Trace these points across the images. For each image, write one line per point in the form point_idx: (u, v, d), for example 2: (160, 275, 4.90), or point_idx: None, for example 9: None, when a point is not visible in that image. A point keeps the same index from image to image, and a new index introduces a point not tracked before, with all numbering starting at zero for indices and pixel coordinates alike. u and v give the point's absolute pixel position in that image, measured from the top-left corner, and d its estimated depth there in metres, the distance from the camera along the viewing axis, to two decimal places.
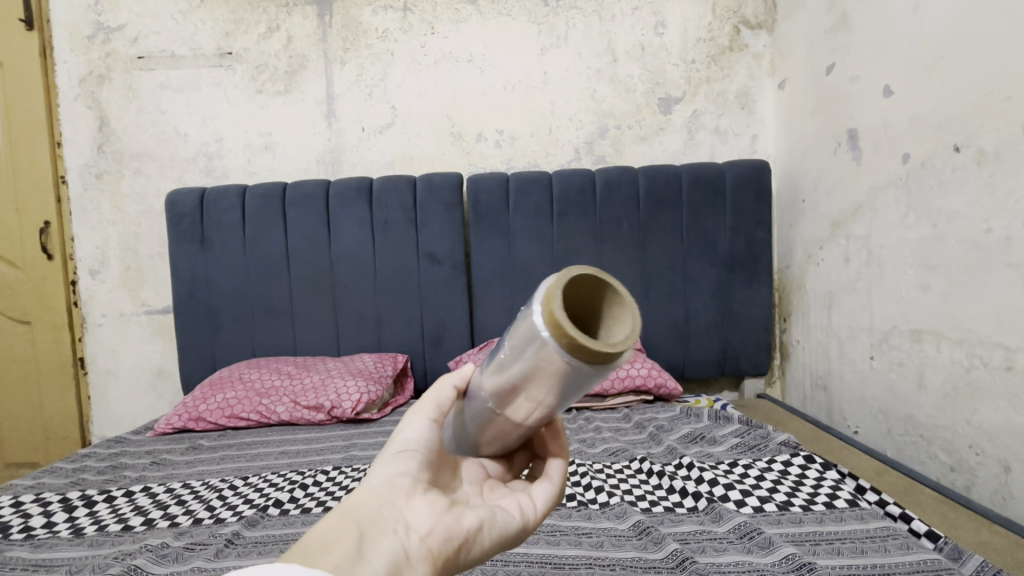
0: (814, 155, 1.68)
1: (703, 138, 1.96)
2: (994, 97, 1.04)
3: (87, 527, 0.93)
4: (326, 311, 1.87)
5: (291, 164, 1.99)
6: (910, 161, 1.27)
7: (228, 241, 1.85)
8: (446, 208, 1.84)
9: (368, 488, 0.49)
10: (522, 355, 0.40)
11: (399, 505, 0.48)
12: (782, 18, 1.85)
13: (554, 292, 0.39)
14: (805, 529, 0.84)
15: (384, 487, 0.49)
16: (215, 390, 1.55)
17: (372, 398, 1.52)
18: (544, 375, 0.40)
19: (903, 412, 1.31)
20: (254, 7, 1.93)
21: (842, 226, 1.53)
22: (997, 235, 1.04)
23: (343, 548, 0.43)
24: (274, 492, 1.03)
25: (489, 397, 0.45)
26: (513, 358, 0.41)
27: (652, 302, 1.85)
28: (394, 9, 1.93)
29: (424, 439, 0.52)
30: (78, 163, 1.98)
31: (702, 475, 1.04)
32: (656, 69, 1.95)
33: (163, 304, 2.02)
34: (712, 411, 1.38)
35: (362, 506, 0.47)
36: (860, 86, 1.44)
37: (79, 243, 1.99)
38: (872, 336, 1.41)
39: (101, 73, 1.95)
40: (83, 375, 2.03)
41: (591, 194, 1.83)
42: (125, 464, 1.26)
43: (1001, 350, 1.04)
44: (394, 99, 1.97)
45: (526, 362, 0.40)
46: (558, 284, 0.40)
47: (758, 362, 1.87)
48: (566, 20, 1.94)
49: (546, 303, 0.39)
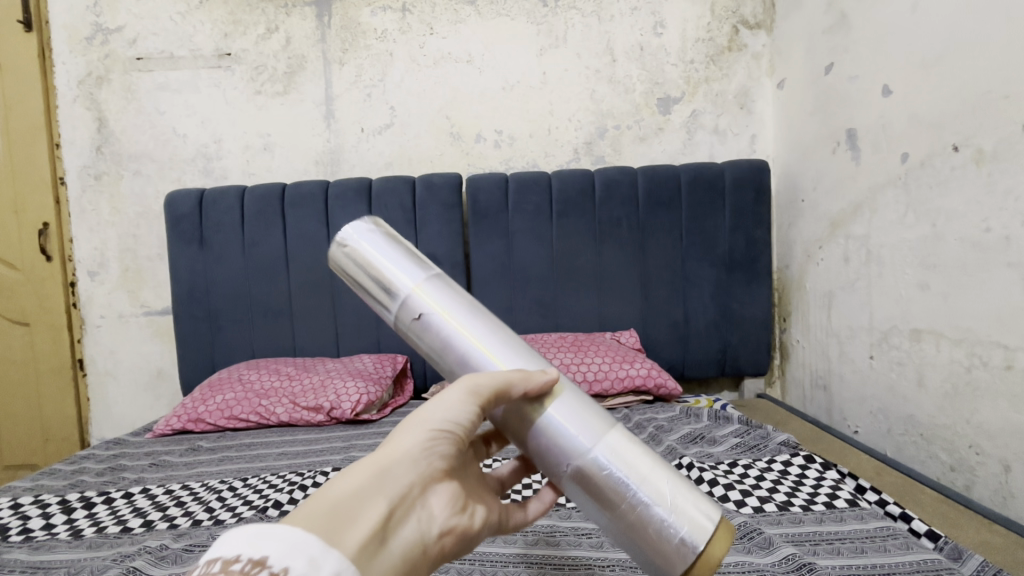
0: (813, 155, 1.67)
1: (702, 138, 1.96)
2: (993, 96, 1.04)
3: (86, 529, 0.93)
4: (326, 312, 1.86)
5: (291, 165, 1.99)
6: (909, 161, 1.26)
7: (227, 242, 1.85)
8: (445, 208, 1.84)
9: (402, 457, 0.48)
10: (649, 540, 0.45)
11: (425, 484, 0.48)
12: (781, 18, 1.85)
13: (707, 552, 0.45)
14: (805, 529, 0.84)
15: (416, 464, 0.48)
16: (215, 391, 1.54)
17: (371, 399, 1.52)
18: (636, 545, 0.46)
19: (903, 411, 1.31)
20: (253, 8, 1.94)
21: (841, 226, 1.53)
22: (996, 235, 1.04)
23: (371, 524, 0.43)
24: (274, 493, 1.03)
25: (581, 471, 0.47)
26: (635, 522, 0.46)
27: (652, 302, 1.85)
28: (392, 10, 1.93)
29: (463, 424, 0.50)
30: (77, 164, 1.97)
31: (702, 475, 1.03)
32: (655, 69, 1.95)
33: (162, 305, 2.02)
34: (712, 411, 1.38)
35: (394, 479, 0.46)
36: (859, 85, 1.44)
37: (78, 244, 1.99)
38: (872, 335, 1.41)
39: (99, 75, 1.95)
40: (83, 376, 2.03)
41: (590, 194, 1.83)
42: (124, 465, 1.25)
43: (1001, 349, 1.04)
44: (393, 100, 1.97)
45: (637, 520, 0.46)
46: (719, 547, 0.45)
47: (758, 362, 1.87)
48: (564, 21, 1.94)
49: (693, 556, 0.44)
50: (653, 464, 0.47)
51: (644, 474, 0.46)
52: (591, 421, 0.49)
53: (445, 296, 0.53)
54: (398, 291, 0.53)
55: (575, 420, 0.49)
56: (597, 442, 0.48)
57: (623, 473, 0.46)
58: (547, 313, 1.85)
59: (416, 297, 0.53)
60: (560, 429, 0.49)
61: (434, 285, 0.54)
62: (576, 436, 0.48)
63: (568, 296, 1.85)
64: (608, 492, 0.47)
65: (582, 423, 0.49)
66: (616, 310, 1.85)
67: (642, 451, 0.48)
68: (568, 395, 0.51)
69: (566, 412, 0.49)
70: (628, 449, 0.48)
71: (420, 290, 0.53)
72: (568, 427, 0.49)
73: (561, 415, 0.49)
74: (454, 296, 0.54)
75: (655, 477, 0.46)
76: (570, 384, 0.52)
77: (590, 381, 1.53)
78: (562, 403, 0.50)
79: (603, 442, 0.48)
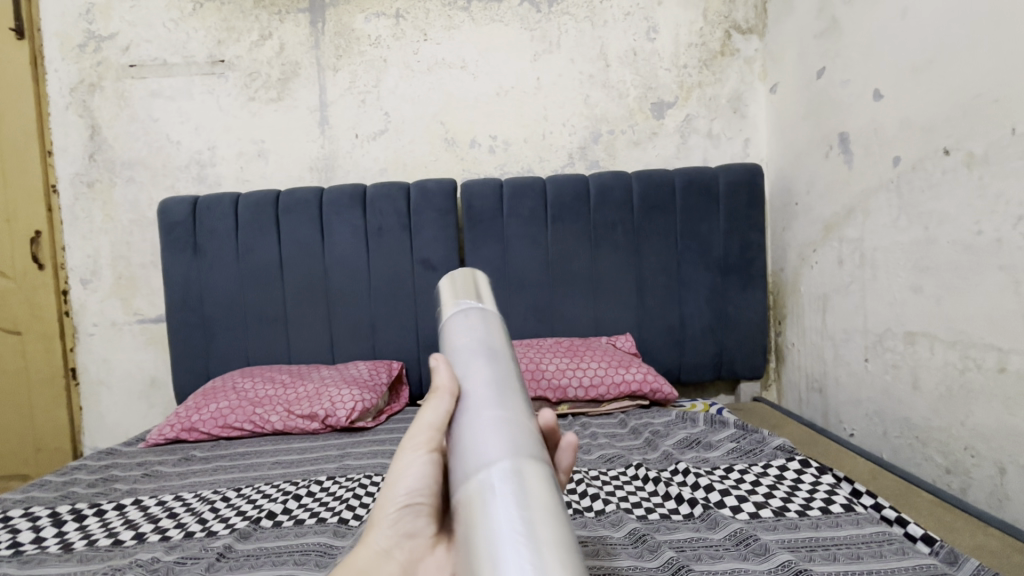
0: (806, 158, 1.68)
1: (696, 142, 1.97)
2: (982, 100, 1.05)
3: (77, 542, 0.92)
4: (320, 318, 1.85)
5: (284, 172, 1.99)
6: (901, 164, 1.27)
7: (221, 249, 1.84)
8: (440, 214, 1.83)
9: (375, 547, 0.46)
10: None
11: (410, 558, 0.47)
12: (772, 23, 1.86)
13: None
14: (801, 535, 0.83)
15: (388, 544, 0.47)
16: (209, 400, 1.53)
17: (366, 406, 1.51)
18: None
19: (898, 414, 1.31)
20: (246, 15, 1.94)
21: (835, 229, 1.54)
22: (988, 237, 1.05)
23: None
24: (267, 504, 1.02)
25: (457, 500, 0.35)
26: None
27: (647, 306, 1.85)
28: (386, 17, 1.94)
29: (427, 488, 0.47)
30: (69, 172, 1.96)
31: (698, 480, 1.03)
32: (648, 73, 1.95)
33: (156, 312, 2.01)
34: (708, 416, 1.38)
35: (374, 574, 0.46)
36: (850, 90, 1.45)
37: (70, 252, 1.98)
38: (866, 337, 1.41)
39: (92, 82, 1.95)
40: (75, 385, 2.01)
41: (584, 198, 1.84)
42: (116, 476, 1.24)
43: (995, 351, 1.04)
44: (387, 106, 1.97)
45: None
46: None
47: (754, 365, 1.87)
48: (558, 26, 1.94)
49: None
50: (526, 509, 0.30)
51: (498, 509, 0.30)
52: (499, 439, 0.35)
53: (466, 326, 0.44)
54: (450, 301, 0.47)
55: (484, 425, 0.36)
56: (486, 457, 0.34)
57: (493, 512, 0.30)
58: (542, 318, 1.85)
59: (465, 312, 0.46)
60: (467, 429, 0.37)
61: (469, 317, 0.45)
62: (472, 452, 0.35)
63: (563, 301, 1.85)
64: (465, 519, 0.32)
65: (487, 439, 0.35)
66: (612, 314, 1.85)
67: (528, 484, 0.32)
68: (506, 402, 0.38)
69: (477, 415, 0.37)
70: (528, 487, 0.31)
71: (466, 309, 0.46)
72: (478, 434, 0.36)
73: (479, 417, 0.37)
74: (496, 333, 0.44)
75: (510, 520, 0.30)
76: (498, 390, 0.39)
77: (585, 386, 1.53)
78: (489, 409, 0.37)
79: (496, 471, 0.33)
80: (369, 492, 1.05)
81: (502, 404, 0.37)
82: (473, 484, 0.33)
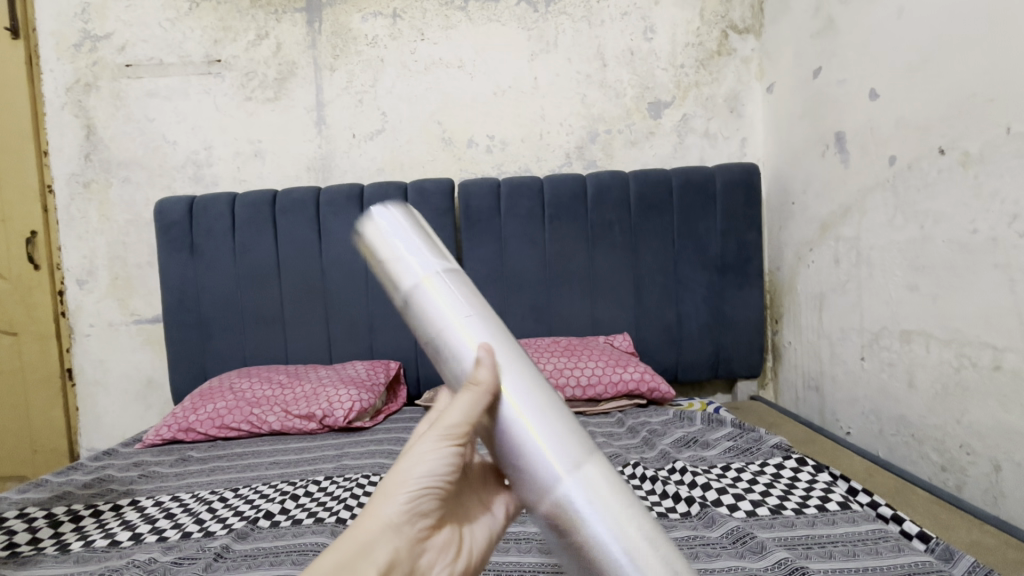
0: (803, 158, 1.69)
1: (693, 142, 1.98)
2: (977, 99, 1.05)
3: (74, 543, 0.92)
4: (318, 318, 1.85)
5: (281, 172, 1.98)
6: (896, 164, 1.28)
7: (218, 249, 1.84)
8: (437, 214, 1.83)
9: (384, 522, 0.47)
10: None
11: (412, 537, 0.48)
12: (769, 23, 1.87)
13: None
14: (798, 532, 0.84)
15: (399, 521, 0.47)
16: (206, 400, 1.53)
17: (364, 407, 1.51)
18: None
19: (895, 412, 1.31)
20: (243, 15, 1.93)
21: (831, 228, 1.54)
22: (983, 236, 1.05)
23: None
24: (264, 504, 1.02)
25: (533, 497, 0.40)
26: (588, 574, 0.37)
27: (644, 305, 1.85)
28: (383, 16, 1.94)
29: (443, 472, 0.49)
30: (65, 172, 1.96)
31: (695, 479, 1.03)
32: (645, 73, 1.96)
33: (153, 313, 2.00)
34: (705, 415, 1.38)
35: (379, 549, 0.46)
36: (846, 89, 1.45)
37: (66, 252, 1.97)
38: (863, 336, 1.42)
39: (87, 82, 1.94)
40: (72, 386, 2.01)
41: (582, 198, 1.84)
42: (112, 476, 1.24)
43: (990, 350, 1.05)
44: (384, 105, 1.96)
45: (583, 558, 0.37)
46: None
47: (750, 364, 1.87)
48: (555, 26, 1.94)
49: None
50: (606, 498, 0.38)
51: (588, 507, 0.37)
52: (564, 454, 0.40)
53: (452, 299, 0.45)
54: (407, 264, 0.45)
55: (543, 430, 0.41)
56: (559, 463, 0.39)
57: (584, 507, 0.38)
58: (540, 317, 1.85)
59: (420, 291, 0.45)
60: (526, 436, 0.41)
61: (444, 284, 0.45)
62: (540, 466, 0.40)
63: (561, 301, 1.85)
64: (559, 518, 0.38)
65: (550, 456, 0.40)
66: (609, 314, 1.86)
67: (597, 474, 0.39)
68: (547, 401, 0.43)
69: (533, 422, 0.41)
70: (598, 478, 0.39)
71: (428, 281, 0.45)
72: (541, 446, 0.40)
73: (536, 424, 0.41)
74: (475, 300, 0.46)
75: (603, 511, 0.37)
76: (537, 390, 0.44)
77: (583, 385, 1.53)
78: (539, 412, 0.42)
79: (574, 484, 0.38)
80: (367, 492, 1.05)
81: (546, 414, 0.42)
82: (557, 490, 0.38)
